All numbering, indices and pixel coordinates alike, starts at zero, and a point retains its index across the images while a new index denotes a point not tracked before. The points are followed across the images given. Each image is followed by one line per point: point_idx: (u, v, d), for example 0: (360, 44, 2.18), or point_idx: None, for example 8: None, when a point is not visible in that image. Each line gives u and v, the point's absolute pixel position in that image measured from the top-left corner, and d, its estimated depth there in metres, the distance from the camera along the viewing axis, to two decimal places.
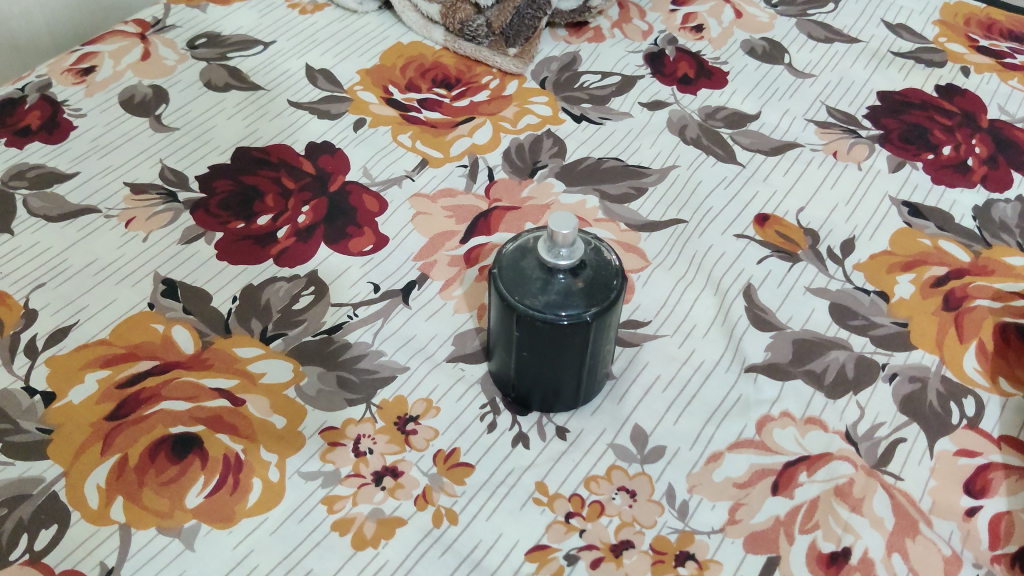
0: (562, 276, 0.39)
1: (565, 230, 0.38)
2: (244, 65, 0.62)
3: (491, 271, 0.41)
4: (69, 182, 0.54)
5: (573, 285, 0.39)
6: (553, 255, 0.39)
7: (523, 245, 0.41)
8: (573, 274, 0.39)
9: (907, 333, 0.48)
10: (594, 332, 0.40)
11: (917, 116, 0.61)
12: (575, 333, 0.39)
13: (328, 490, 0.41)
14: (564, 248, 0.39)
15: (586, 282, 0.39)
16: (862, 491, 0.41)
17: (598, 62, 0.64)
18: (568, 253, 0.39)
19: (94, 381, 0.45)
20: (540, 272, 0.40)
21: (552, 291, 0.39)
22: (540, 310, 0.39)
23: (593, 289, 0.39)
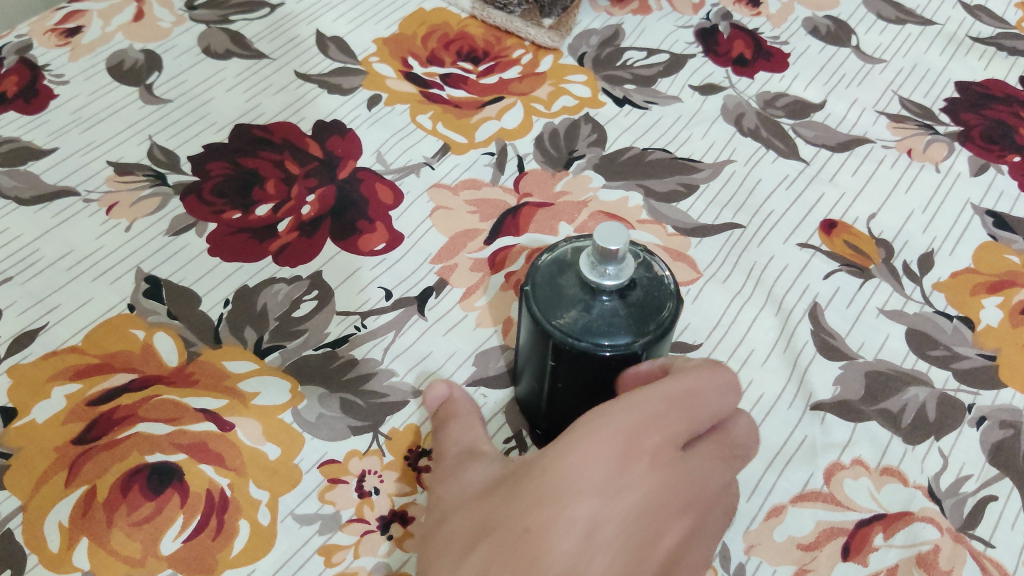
0: (608, 298, 0.32)
1: (612, 246, 0.31)
2: (247, 30, 0.56)
3: (522, 288, 0.34)
4: (45, 159, 0.48)
5: (619, 308, 0.32)
6: (597, 273, 0.32)
7: (561, 258, 0.34)
8: (620, 296, 0.33)
9: (996, 369, 0.42)
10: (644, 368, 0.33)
11: (1001, 111, 0.54)
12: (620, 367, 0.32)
13: (325, 538, 0.35)
14: (611, 265, 0.32)
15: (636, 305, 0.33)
16: (949, 562, 0.35)
17: (643, 37, 0.57)
18: (615, 271, 0.32)
19: (62, 396, 0.39)
20: (580, 291, 0.33)
21: (594, 314, 0.32)
22: (577, 336, 0.32)
23: (643, 314, 0.32)
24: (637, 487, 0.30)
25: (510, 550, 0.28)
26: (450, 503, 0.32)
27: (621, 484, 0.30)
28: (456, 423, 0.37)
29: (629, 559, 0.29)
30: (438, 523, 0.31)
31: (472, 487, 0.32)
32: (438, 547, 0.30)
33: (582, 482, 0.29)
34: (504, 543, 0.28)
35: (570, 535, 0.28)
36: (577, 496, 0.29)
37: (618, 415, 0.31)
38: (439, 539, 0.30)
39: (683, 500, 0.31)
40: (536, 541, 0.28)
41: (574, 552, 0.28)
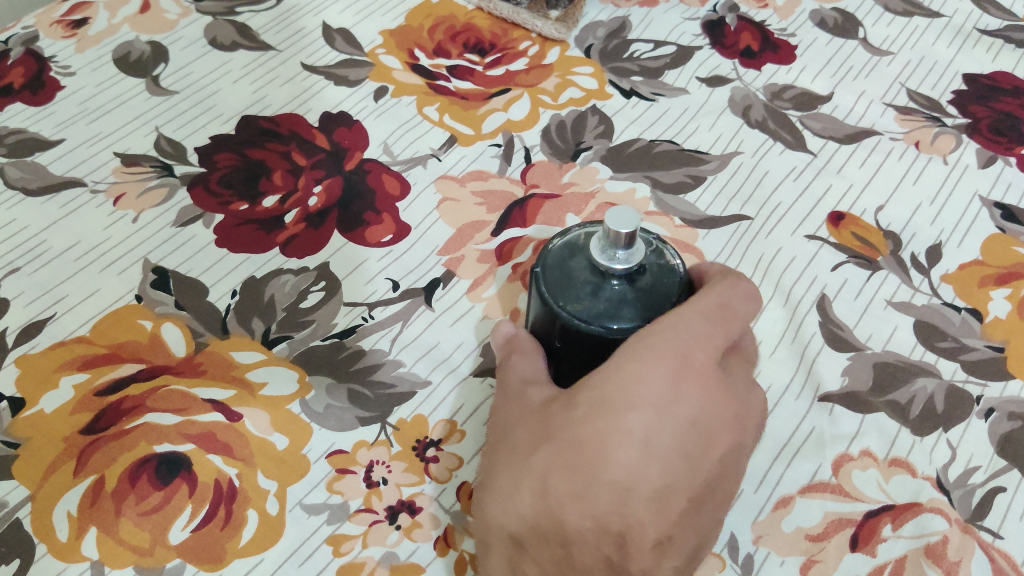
0: (617, 282, 0.32)
1: (625, 229, 0.31)
2: (254, 21, 0.56)
3: (532, 270, 0.34)
4: (52, 150, 0.48)
5: (628, 294, 0.32)
6: (608, 257, 0.32)
7: (572, 242, 0.34)
8: (630, 281, 0.32)
9: (1004, 360, 0.42)
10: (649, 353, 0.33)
11: (1009, 104, 0.54)
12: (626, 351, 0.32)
13: (334, 528, 0.35)
14: (622, 250, 0.32)
15: (644, 290, 0.32)
16: (957, 552, 0.35)
17: (650, 29, 0.57)
18: (626, 256, 0.32)
19: (70, 386, 0.39)
20: (589, 275, 0.32)
21: (602, 298, 0.32)
22: (585, 319, 0.32)
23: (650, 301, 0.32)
24: (695, 395, 0.31)
25: (567, 460, 0.30)
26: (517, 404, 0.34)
27: (677, 399, 0.31)
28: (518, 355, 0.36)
29: (681, 468, 0.30)
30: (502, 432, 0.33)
31: (534, 398, 0.34)
32: (503, 451, 0.32)
33: (639, 397, 0.30)
34: (563, 447, 0.30)
35: (625, 447, 0.30)
36: (633, 407, 0.30)
37: (672, 330, 0.31)
38: (506, 441, 0.33)
39: (730, 414, 0.32)
40: (593, 448, 0.30)
41: (630, 463, 0.30)
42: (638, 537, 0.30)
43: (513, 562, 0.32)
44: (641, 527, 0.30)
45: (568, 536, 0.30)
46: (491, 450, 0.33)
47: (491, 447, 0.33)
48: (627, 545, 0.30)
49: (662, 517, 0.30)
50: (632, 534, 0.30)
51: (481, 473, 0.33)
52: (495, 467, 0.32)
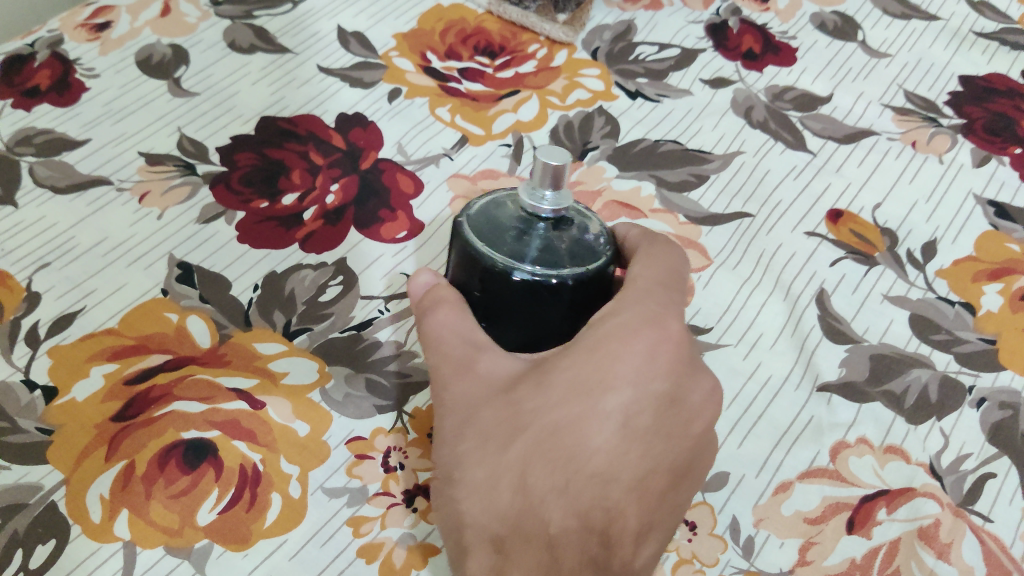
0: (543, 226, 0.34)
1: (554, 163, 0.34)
2: (271, 24, 0.57)
3: (456, 220, 0.36)
4: (79, 150, 0.49)
5: (553, 240, 0.34)
6: (536, 199, 0.34)
7: (496, 200, 0.36)
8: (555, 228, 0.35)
9: (996, 352, 0.43)
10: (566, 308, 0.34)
11: (1003, 105, 0.56)
12: (536, 293, 0.33)
13: (353, 511, 0.37)
14: (551, 191, 0.34)
15: (569, 240, 0.34)
16: (949, 535, 0.37)
17: (655, 32, 0.59)
18: (554, 200, 0.34)
19: (100, 376, 0.41)
20: (515, 221, 0.35)
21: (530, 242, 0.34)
22: (503, 256, 0.33)
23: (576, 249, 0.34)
24: (659, 379, 0.32)
25: (546, 446, 0.31)
26: (462, 387, 0.34)
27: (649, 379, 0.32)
28: (449, 309, 0.35)
29: (659, 449, 0.32)
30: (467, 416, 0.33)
31: (490, 378, 0.33)
32: (468, 444, 0.32)
33: (613, 378, 0.32)
34: (536, 439, 0.31)
35: (604, 429, 0.31)
36: (608, 390, 0.31)
37: (634, 313, 0.34)
38: (470, 431, 0.33)
39: (698, 392, 0.34)
40: (568, 438, 0.31)
41: (609, 449, 0.31)
42: (620, 530, 0.30)
43: (491, 566, 0.31)
44: (623, 518, 0.30)
45: (549, 531, 0.30)
46: (452, 444, 0.33)
47: (454, 438, 0.33)
48: (611, 541, 0.30)
49: (644, 507, 0.31)
50: (616, 528, 0.30)
51: (444, 467, 0.33)
52: (466, 458, 0.32)
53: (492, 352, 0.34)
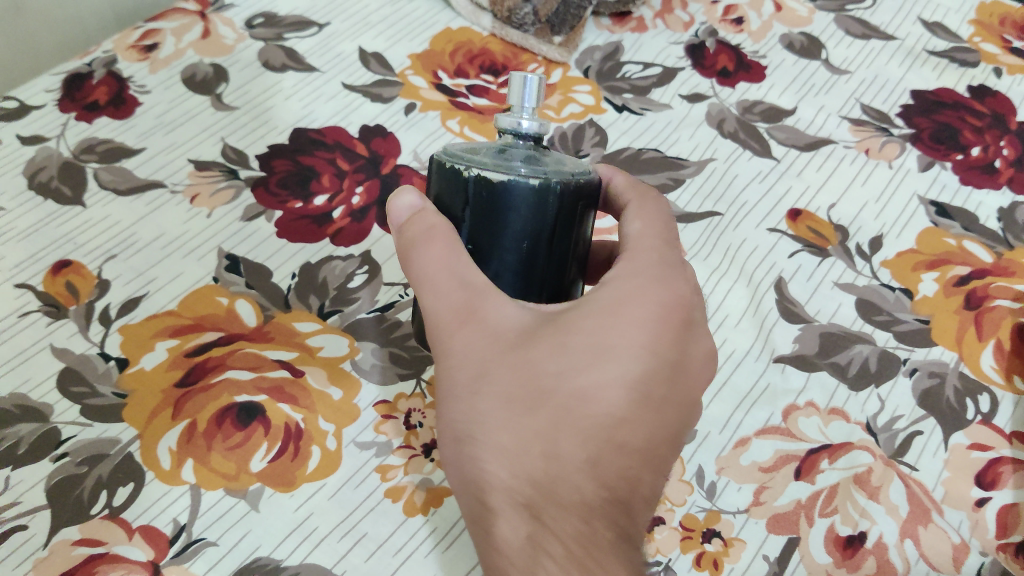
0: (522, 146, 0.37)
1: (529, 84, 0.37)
2: (300, 45, 0.65)
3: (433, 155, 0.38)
4: (136, 157, 0.57)
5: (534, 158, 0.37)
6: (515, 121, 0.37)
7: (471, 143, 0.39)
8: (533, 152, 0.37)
9: (929, 330, 0.50)
10: (519, 222, 0.35)
11: (949, 116, 0.63)
12: (520, 197, 0.35)
13: (380, 460, 0.45)
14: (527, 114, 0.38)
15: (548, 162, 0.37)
16: (880, 480, 0.44)
17: (640, 52, 0.66)
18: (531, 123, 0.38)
19: (164, 349, 0.48)
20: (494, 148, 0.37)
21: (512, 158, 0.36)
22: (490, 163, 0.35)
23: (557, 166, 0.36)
24: (665, 349, 0.35)
25: (571, 413, 0.33)
26: (473, 339, 0.35)
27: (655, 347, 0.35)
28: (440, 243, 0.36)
29: (663, 413, 0.35)
30: (479, 367, 0.34)
31: (499, 328, 0.34)
32: (488, 403, 0.34)
33: (625, 349, 0.34)
34: (561, 405, 0.33)
35: (621, 396, 0.34)
36: (623, 358, 0.34)
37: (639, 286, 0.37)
38: (485, 385, 0.34)
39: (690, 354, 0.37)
40: (589, 407, 0.33)
41: (625, 417, 0.34)
42: (637, 493, 0.34)
43: (521, 528, 0.33)
44: (639, 482, 0.35)
45: (581, 498, 0.33)
46: (468, 399, 0.34)
47: (469, 394, 0.34)
48: (630, 503, 0.34)
49: (652, 472, 0.35)
50: (634, 491, 0.34)
51: (461, 424, 0.34)
52: (491, 421, 0.33)
53: (495, 298, 0.35)
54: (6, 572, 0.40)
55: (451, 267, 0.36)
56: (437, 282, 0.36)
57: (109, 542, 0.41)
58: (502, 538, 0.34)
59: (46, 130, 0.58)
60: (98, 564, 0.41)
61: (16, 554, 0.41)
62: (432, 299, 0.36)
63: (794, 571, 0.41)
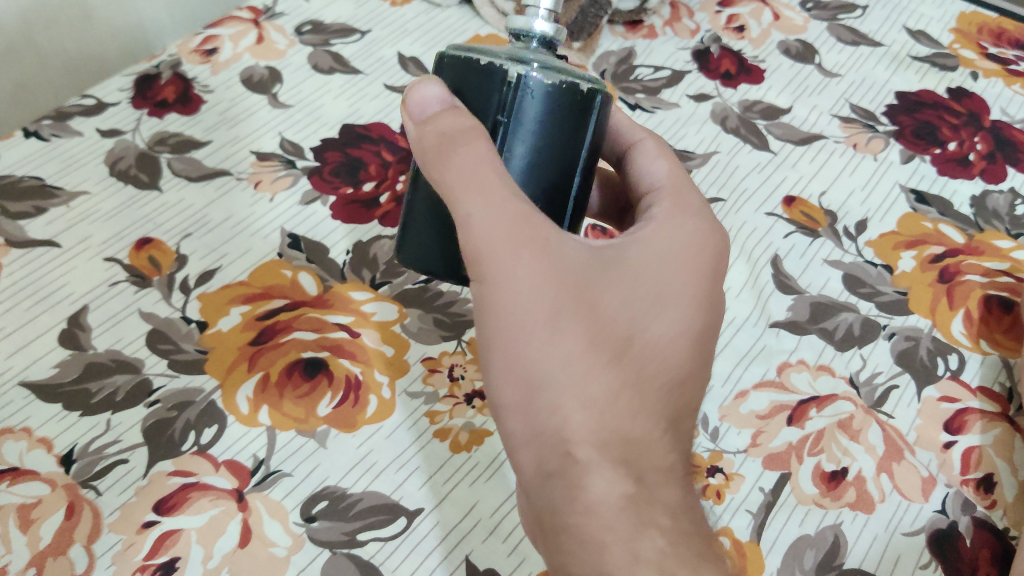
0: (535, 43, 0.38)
1: None
2: (345, 51, 0.72)
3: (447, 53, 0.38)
4: (204, 148, 0.64)
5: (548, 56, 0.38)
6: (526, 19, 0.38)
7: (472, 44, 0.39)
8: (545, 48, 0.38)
9: (906, 301, 0.57)
10: (550, 122, 0.36)
11: (929, 114, 0.70)
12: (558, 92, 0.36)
13: (429, 406, 0.52)
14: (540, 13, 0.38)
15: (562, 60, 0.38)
16: (860, 424, 0.51)
17: (651, 56, 0.73)
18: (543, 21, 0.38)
19: (238, 314, 0.55)
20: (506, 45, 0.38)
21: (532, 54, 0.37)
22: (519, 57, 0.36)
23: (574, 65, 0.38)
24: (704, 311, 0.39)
25: (647, 367, 0.36)
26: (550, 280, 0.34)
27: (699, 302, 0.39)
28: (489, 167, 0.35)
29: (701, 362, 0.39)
30: (557, 308, 0.34)
31: (574, 270, 0.35)
32: (568, 345, 0.34)
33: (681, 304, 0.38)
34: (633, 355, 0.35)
35: (679, 348, 0.37)
36: (679, 314, 0.37)
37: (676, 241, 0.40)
38: (567, 326, 0.34)
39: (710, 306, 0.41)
40: (656, 359, 0.36)
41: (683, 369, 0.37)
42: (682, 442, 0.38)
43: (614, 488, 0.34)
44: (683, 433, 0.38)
45: (654, 463, 0.36)
46: (547, 338, 0.34)
47: (548, 333, 0.34)
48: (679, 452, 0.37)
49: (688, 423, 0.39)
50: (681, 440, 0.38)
51: (539, 365, 0.34)
52: (578, 368, 0.34)
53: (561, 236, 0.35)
54: (113, 497, 0.47)
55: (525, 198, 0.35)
56: (496, 200, 0.34)
57: (198, 473, 0.48)
58: (595, 494, 0.34)
59: (123, 125, 0.65)
60: (191, 491, 0.48)
61: (120, 484, 0.48)
62: (485, 217, 0.34)
63: (786, 501, 0.48)
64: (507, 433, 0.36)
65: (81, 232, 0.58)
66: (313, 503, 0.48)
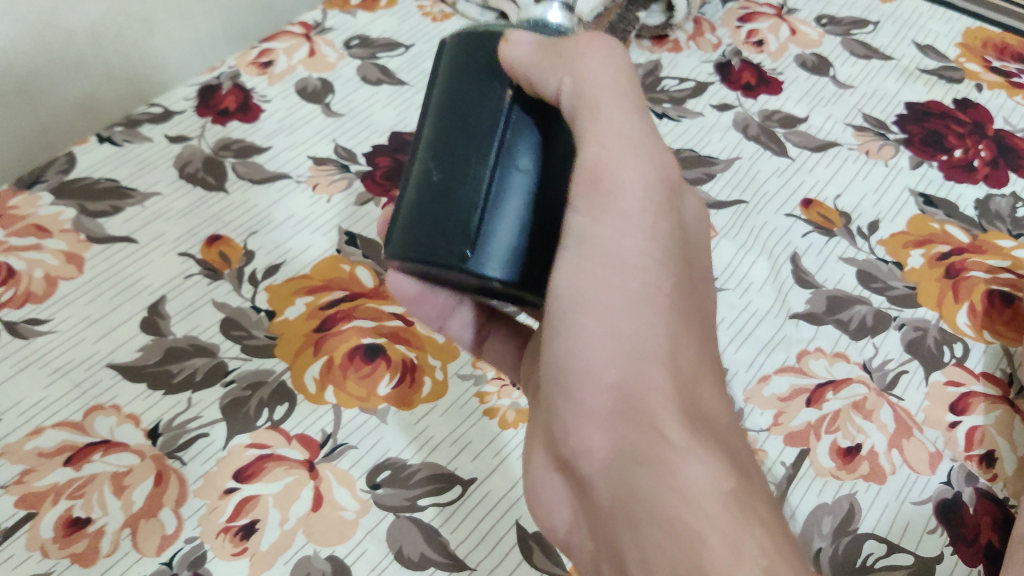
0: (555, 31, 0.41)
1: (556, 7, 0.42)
2: (391, 64, 0.78)
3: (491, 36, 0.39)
4: (265, 154, 0.69)
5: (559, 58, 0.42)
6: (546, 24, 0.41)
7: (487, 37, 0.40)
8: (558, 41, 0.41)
9: (915, 295, 0.62)
10: None
11: (936, 123, 0.75)
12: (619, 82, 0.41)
13: (478, 388, 0.58)
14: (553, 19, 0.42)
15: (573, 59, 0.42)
16: (872, 405, 0.56)
17: (676, 69, 0.79)
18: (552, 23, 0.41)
19: (303, 303, 0.61)
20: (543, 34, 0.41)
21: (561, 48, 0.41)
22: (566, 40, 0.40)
23: None
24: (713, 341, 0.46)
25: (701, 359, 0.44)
26: (642, 257, 0.41)
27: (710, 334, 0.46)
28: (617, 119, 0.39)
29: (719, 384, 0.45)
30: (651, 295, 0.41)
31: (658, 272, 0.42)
32: (658, 324, 0.41)
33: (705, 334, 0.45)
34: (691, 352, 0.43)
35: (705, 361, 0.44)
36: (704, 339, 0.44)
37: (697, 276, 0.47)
38: (656, 307, 0.41)
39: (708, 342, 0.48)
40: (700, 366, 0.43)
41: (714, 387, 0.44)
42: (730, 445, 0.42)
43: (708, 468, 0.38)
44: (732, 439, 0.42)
45: (732, 446, 0.41)
46: (644, 313, 0.41)
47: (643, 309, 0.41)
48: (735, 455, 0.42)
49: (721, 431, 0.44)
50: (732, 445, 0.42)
51: (635, 342, 0.41)
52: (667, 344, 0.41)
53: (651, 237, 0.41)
54: (196, 467, 0.52)
55: (643, 154, 0.40)
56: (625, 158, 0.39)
57: (273, 445, 0.53)
58: (691, 476, 0.37)
59: (189, 131, 0.70)
60: (267, 462, 0.53)
61: (202, 455, 0.52)
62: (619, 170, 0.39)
63: (805, 472, 0.53)
64: (591, 412, 0.42)
65: (156, 229, 0.64)
66: (378, 472, 0.53)
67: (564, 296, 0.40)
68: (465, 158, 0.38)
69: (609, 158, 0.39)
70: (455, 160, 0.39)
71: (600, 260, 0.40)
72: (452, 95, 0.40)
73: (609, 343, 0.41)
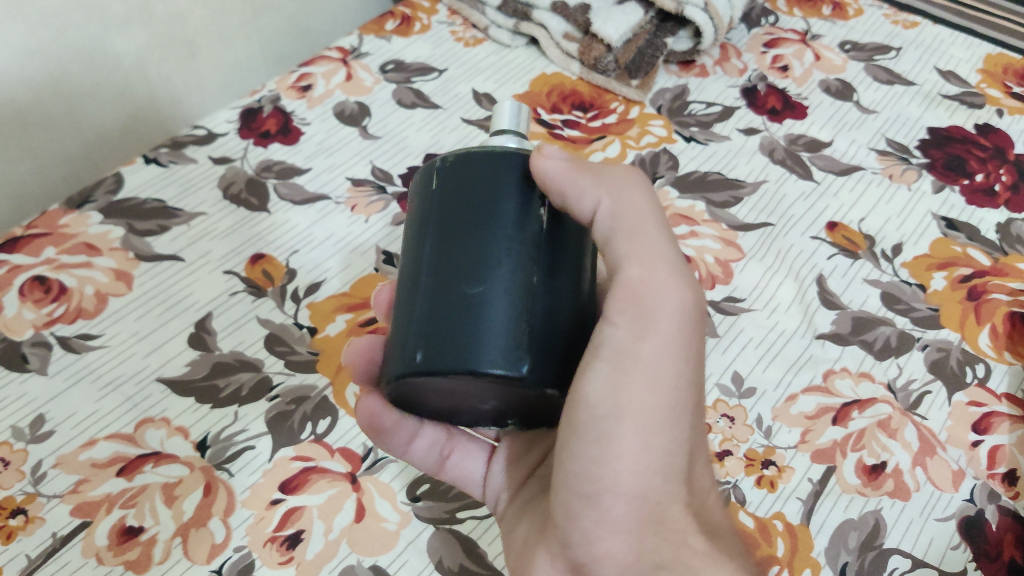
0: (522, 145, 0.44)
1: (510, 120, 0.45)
2: (425, 88, 0.80)
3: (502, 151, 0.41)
4: (305, 175, 0.72)
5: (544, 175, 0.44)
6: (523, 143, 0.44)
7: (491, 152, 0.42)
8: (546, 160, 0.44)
9: (938, 317, 0.64)
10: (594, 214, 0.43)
11: (958, 148, 0.76)
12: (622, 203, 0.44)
13: None
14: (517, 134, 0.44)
15: None
16: (897, 424, 0.57)
17: (703, 93, 0.81)
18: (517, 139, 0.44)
19: (343, 320, 0.63)
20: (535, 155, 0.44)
21: None
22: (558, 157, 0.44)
23: None
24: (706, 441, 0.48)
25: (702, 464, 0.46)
26: (679, 369, 0.42)
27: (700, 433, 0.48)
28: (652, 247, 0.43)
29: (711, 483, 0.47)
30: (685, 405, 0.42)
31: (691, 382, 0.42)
32: (685, 434, 0.42)
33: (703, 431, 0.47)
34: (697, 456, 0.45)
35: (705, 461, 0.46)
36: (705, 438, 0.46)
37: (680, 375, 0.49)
38: (688, 417, 0.42)
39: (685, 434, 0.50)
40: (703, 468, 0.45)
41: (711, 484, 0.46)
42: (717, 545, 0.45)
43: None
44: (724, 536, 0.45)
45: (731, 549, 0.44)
46: (678, 423, 0.42)
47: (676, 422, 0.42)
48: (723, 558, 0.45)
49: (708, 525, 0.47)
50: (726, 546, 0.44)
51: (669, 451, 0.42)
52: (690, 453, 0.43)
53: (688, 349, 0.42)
54: (244, 478, 0.54)
55: (679, 278, 0.42)
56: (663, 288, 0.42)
57: (317, 458, 0.55)
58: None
59: (232, 153, 0.73)
60: (311, 474, 0.55)
61: (249, 467, 0.54)
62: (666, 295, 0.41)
63: (832, 489, 0.54)
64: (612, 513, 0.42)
65: (201, 248, 0.66)
66: (417, 485, 0.55)
67: (600, 406, 0.40)
68: (479, 254, 0.39)
69: (653, 276, 0.42)
70: (470, 251, 0.39)
71: (642, 375, 0.41)
72: (457, 195, 0.41)
73: (645, 460, 0.41)
